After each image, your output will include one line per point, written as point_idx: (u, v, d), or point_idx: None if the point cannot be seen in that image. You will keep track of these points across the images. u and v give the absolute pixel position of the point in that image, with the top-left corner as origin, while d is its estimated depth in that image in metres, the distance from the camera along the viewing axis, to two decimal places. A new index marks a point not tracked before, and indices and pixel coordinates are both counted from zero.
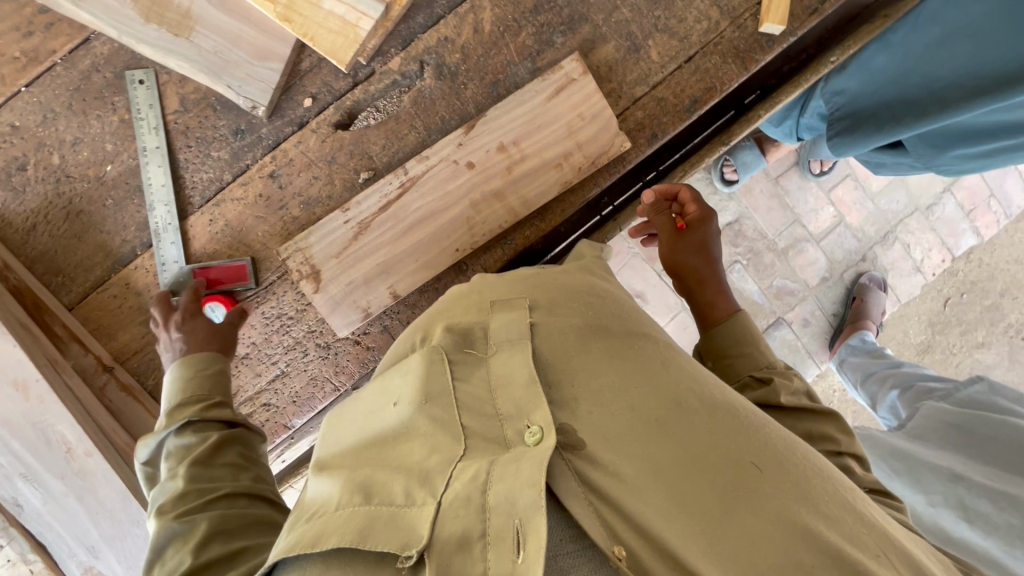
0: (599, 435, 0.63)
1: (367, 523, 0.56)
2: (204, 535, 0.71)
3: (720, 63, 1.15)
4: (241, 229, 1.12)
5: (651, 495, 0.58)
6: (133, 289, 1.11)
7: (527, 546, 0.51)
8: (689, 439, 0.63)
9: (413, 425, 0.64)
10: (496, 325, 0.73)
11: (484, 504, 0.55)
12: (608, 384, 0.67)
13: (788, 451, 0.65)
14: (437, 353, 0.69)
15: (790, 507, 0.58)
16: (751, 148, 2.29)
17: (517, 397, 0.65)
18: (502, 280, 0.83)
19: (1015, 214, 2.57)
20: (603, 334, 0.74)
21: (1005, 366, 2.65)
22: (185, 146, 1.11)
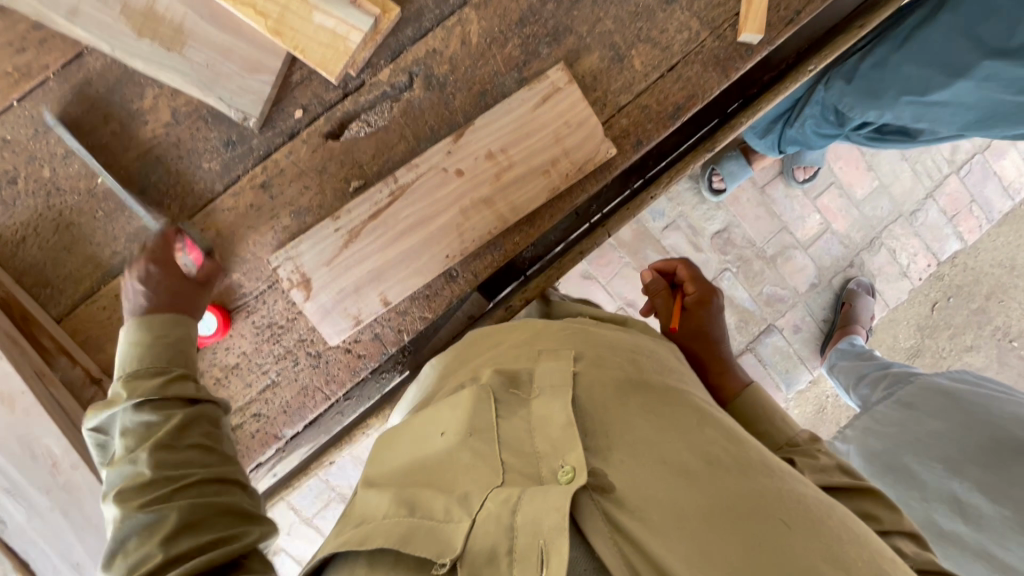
0: (631, 484, 0.70)
1: (408, 531, 0.66)
2: (173, 527, 0.73)
3: (701, 71, 1.18)
4: (232, 240, 1.13)
5: (671, 537, 0.64)
6: (124, 300, 1.11)
7: (551, 564, 0.59)
8: (713, 490, 0.69)
9: (455, 452, 0.75)
10: (541, 372, 0.85)
11: (512, 524, 0.63)
12: (641, 438, 0.76)
13: (811, 511, 0.69)
14: (484, 392, 0.82)
15: (801, 560, 0.62)
16: (737, 157, 2.33)
17: (554, 437, 0.74)
18: (552, 333, 0.96)
19: (997, 218, 2.63)
20: (642, 391, 0.83)
21: (995, 368, 2.67)
22: (177, 158, 1.12)
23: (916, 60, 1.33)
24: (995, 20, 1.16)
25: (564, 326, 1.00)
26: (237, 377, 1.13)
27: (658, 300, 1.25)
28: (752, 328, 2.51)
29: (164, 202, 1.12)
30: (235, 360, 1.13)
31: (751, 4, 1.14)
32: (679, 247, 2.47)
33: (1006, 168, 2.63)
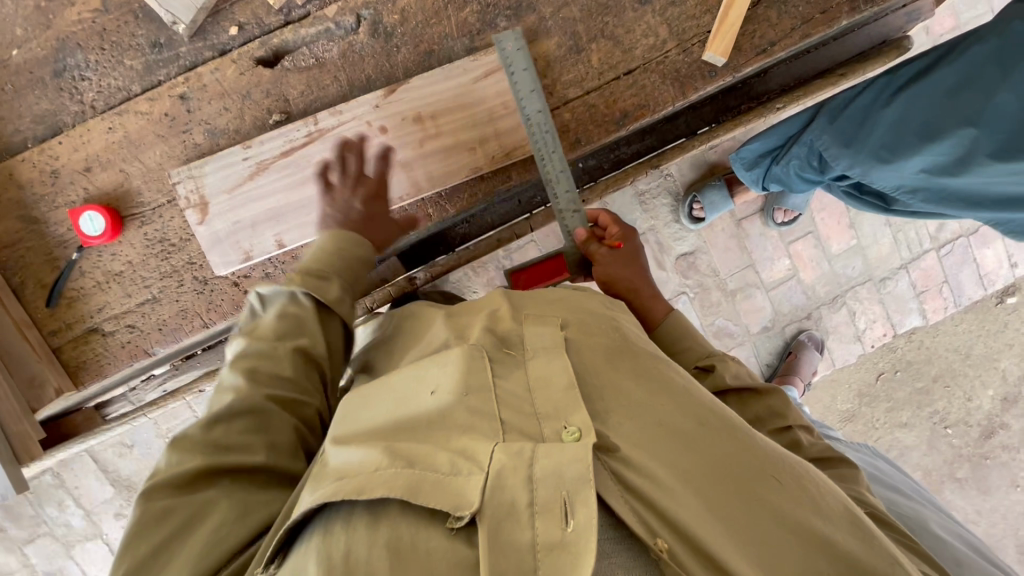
0: (636, 446, 0.68)
1: (412, 483, 0.59)
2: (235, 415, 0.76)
3: (658, 83, 1.13)
4: (139, 145, 1.09)
5: (683, 500, 0.64)
6: (17, 181, 1.09)
7: (577, 515, 0.57)
8: (712, 459, 0.69)
9: (449, 410, 0.67)
10: (529, 335, 0.79)
11: (530, 475, 0.60)
12: (634, 399, 0.73)
13: (796, 468, 0.74)
14: (477, 350, 0.74)
15: (797, 515, 0.67)
16: (719, 188, 2.26)
17: (555, 399, 0.70)
18: (538, 299, 0.89)
19: (964, 305, 2.60)
20: (628, 354, 0.80)
21: (922, 449, 2.68)
22: (98, 48, 1.08)
23: (893, 110, 1.25)
24: (978, 90, 1.11)
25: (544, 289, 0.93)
26: (118, 285, 1.11)
27: (592, 249, 1.09)
28: None
29: (76, 90, 1.08)
30: (120, 268, 1.11)
31: (724, 20, 1.08)
32: (642, 260, 2.43)
33: (988, 257, 2.59)
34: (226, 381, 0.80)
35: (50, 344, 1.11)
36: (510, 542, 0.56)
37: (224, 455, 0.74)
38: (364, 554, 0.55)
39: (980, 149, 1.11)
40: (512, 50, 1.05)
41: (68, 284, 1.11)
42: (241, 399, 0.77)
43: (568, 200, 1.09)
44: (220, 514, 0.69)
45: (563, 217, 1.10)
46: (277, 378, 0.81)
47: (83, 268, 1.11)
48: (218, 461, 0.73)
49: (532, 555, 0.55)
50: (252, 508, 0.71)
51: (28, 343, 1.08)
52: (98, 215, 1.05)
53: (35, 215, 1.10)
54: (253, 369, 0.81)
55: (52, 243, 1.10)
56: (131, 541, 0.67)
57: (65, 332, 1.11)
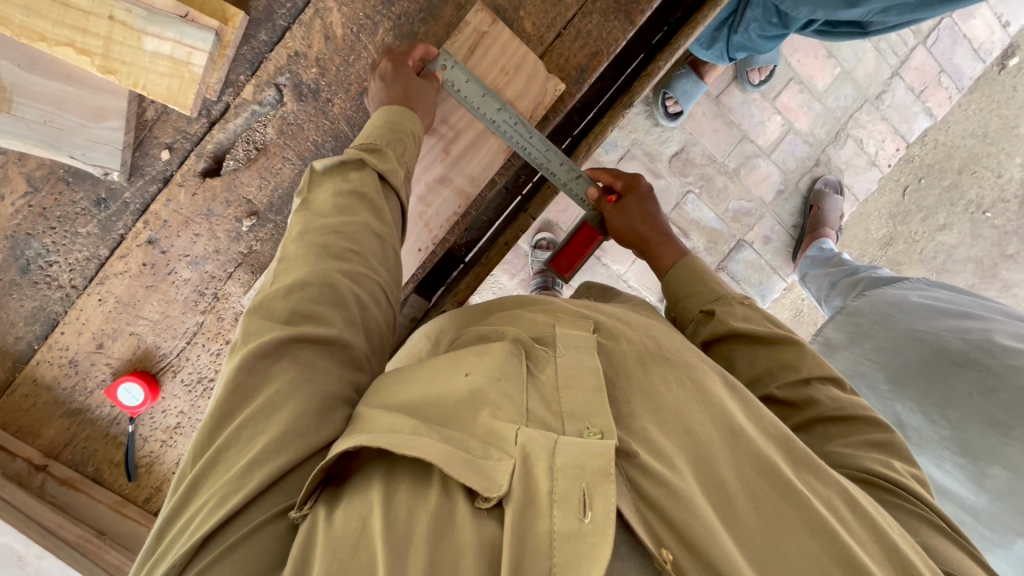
0: (653, 457, 0.57)
1: (446, 455, 0.53)
2: (313, 295, 0.68)
3: (602, 21, 1.04)
4: (134, 303, 1.07)
5: (702, 511, 0.54)
6: (43, 383, 1.09)
7: (594, 508, 0.50)
8: (742, 464, 0.59)
9: (481, 393, 0.60)
10: (563, 332, 0.70)
11: (552, 465, 0.53)
12: (660, 401, 0.63)
13: (851, 490, 0.60)
14: (517, 346, 0.67)
15: (845, 545, 0.54)
16: (689, 74, 2.14)
17: (580, 398, 0.61)
18: (570, 302, 0.80)
19: (968, 85, 2.48)
20: (664, 356, 0.69)
21: (969, 243, 2.64)
22: (48, 229, 1.03)
23: None
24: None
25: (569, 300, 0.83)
26: (182, 435, 1.14)
27: (605, 207, 1.06)
28: (721, 248, 2.45)
29: (50, 277, 1.05)
30: (175, 420, 1.13)
31: None
32: None
33: (976, 28, 2.45)
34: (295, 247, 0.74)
35: (150, 510, 1.17)
36: (532, 531, 0.49)
37: (301, 325, 0.66)
38: (406, 516, 0.51)
39: None
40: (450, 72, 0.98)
41: (138, 454, 1.13)
42: (313, 271, 0.70)
43: (568, 171, 1.07)
44: (290, 411, 0.60)
45: (568, 187, 1.07)
46: (352, 254, 0.74)
47: (144, 434, 1.12)
48: (307, 332, 0.66)
49: (549, 544, 0.48)
50: (332, 406, 0.63)
51: (132, 519, 1.13)
52: (132, 383, 1.05)
53: (76, 406, 1.10)
54: (328, 244, 0.74)
55: (104, 424, 1.12)
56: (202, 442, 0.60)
57: (157, 495, 1.17)
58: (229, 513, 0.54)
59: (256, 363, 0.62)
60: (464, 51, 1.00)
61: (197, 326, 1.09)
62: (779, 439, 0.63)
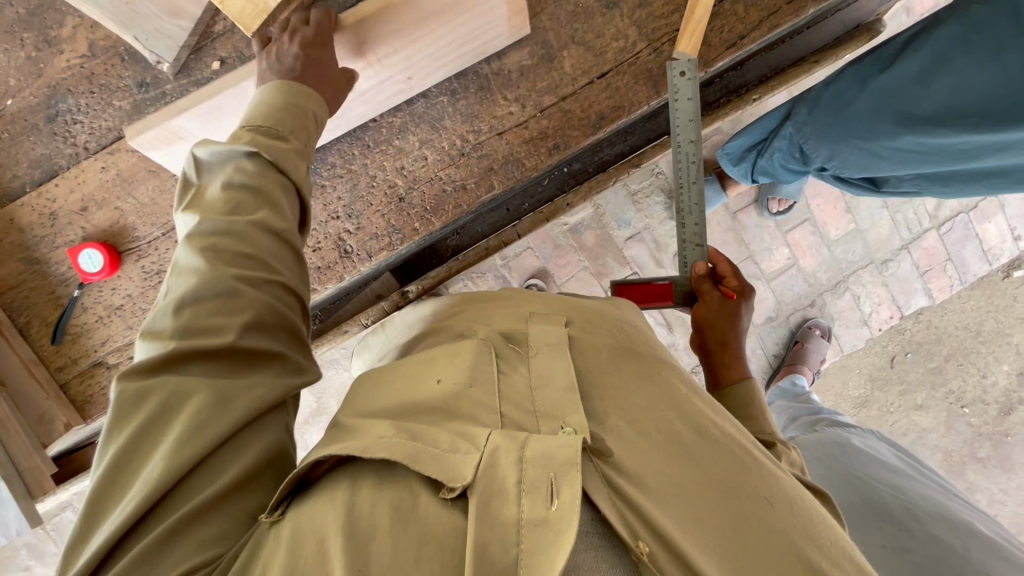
0: (624, 451, 0.66)
1: (412, 453, 0.59)
2: (196, 298, 0.68)
3: (631, 84, 1.15)
4: (131, 181, 1.13)
5: (672, 509, 0.63)
6: (17, 225, 1.13)
7: (562, 496, 0.55)
8: (708, 466, 0.68)
9: (458, 399, 0.68)
10: (536, 331, 0.79)
11: (521, 456, 0.58)
12: (635, 398, 0.73)
13: (800, 498, 0.70)
14: (487, 346, 0.75)
15: (793, 539, 0.64)
16: (713, 183, 2.28)
17: (556, 398, 0.69)
18: (543, 300, 0.90)
19: (971, 281, 2.57)
20: (633, 355, 0.80)
21: (940, 431, 2.64)
22: (87, 92, 1.12)
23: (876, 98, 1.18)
24: (943, 71, 1.03)
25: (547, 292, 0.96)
26: (119, 318, 1.15)
27: (704, 287, 1.11)
28: None
29: (69, 133, 1.12)
30: (120, 301, 1.14)
31: (690, 21, 1.08)
32: (640, 258, 2.38)
33: (989, 231, 2.56)
34: (183, 262, 0.72)
35: (57, 379, 1.14)
36: (498, 517, 0.54)
37: (194, 337, 0.66)
38: (368, 513, 0.56)
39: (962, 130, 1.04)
40: (684, 80, 1.09)
41: (71, 320, 1.14)
42: (206, 280, 0.68)
43: (694, 234, 1.18)
44: (190, 409, 0.62)
45: (684, 248, 1.18)
46: (244, 258, 0.72)
47: (85, 304, 1.14)
48: (197, 340, 0.66)
49: (516, 531, 0.54)
50: (231, 395, 0.65)
51: (36, 380, 1.11)
52: (96, 251, 1.08)
53: (36, 257, 1.13)
54: (217, 249, 0.71)
55: (53, 282, 1.13)
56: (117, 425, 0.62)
57: (72, 367, 1.14)
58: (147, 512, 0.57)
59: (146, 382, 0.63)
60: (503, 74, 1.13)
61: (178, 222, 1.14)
62: (736, 443, 0.73)
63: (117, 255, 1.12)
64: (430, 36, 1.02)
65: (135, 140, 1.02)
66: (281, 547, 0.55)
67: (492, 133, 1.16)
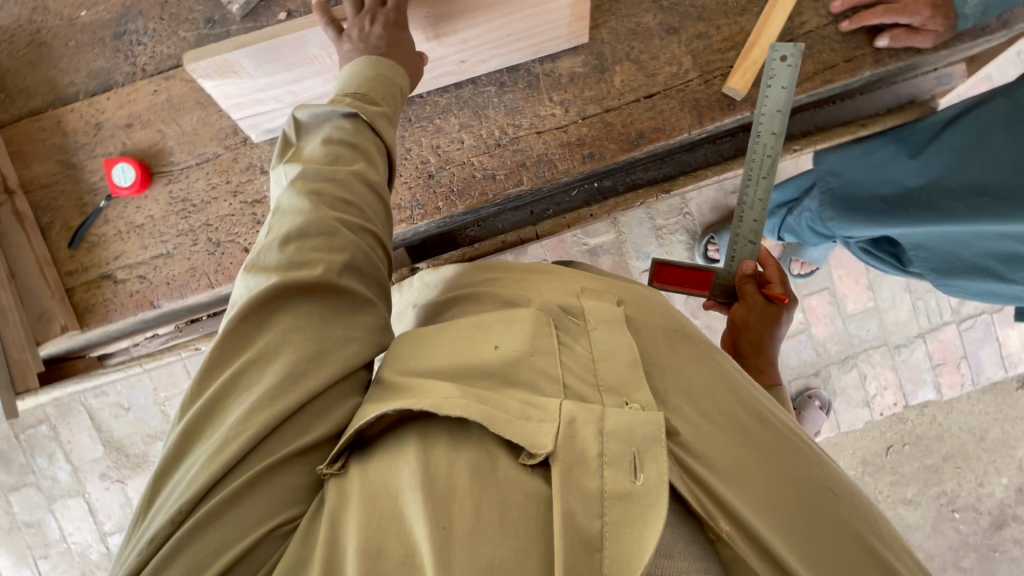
0: (692, 432, 0.67)
1: (486, 415, 0.59)
2: (294, 235, 0.70)
3: (676, 109, 1.16)
4: (179, 108, 1.16)
5: (742, 490, 0.64)
6: (63, 128, 1.17)
7: (646, 471, 0.56)
8: (770, 451, 0.70)
9: (520, 366, 0.67)
10: (591, 307, 0.77)
11: (602, 429, 0.59)
12: (694, 381, 0.74)
13: (842, 479, 0.76)
14: (545, 316, 0.73)
15: (846, 517, 0.69)
16: None
17: (619, 374, 0.68)
18: (588, 278, 0.89)
19: (983, 384, 2.51)
20: (686, 339, 0.81)
21: (925, 531, 2.54)
22: (157, 18, 1.16)
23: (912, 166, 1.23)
24: (979, 145, 1.10)
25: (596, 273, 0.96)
26: (136, 236, 1.17)
27: (747, 287, 1.10)
28: None
29: (131, 53, 1.17)
30: (141, 220, 1.17)
31: (745, 59, 1.13)
32: None
33: (1011, 338, 2.50)
34: (286, 205, 0.73)
35: (65, 283, 1.16)
36: (581, 487, 0.56)
37: (293, 272, 0.67)
38: (446, 471, 0.58)
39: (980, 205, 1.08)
40: (783, 64, 1.05)
41: (92, 229, 1.17)
42: (310, 220, 0.70)
43: (750, 230, 1.12)
44: (292, 352, 0.65)
45: (736, 244, 1.13)
46: (345, 203, 0.74)
47: (108, 216, 1.17)
48: (296, 275, 0.67)
49: (600, 501, 0.55)
50: (329, 344, 0.66)
51: (44, 279, 1.14)
52: (130, 166, 1.13)
53: (73, 162, 1.17)
54: (320, 193, 0.73)
55: (83, 189, 1.17)
56: (219, 362, 0.65)
57: (80, 274, 1.17)
58: (231, 460, 0.59)
59: (248, 324, 0.66)
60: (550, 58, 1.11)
61: (213, 156, 1.17)
62: (783, 426, 0.76)
63: (149, 175, 1.16)
64: (493, 30, 1.05)
65: (190, 64, 0.96)
66: (357, 502, 0.58)
67: (531, 130, 1.18)
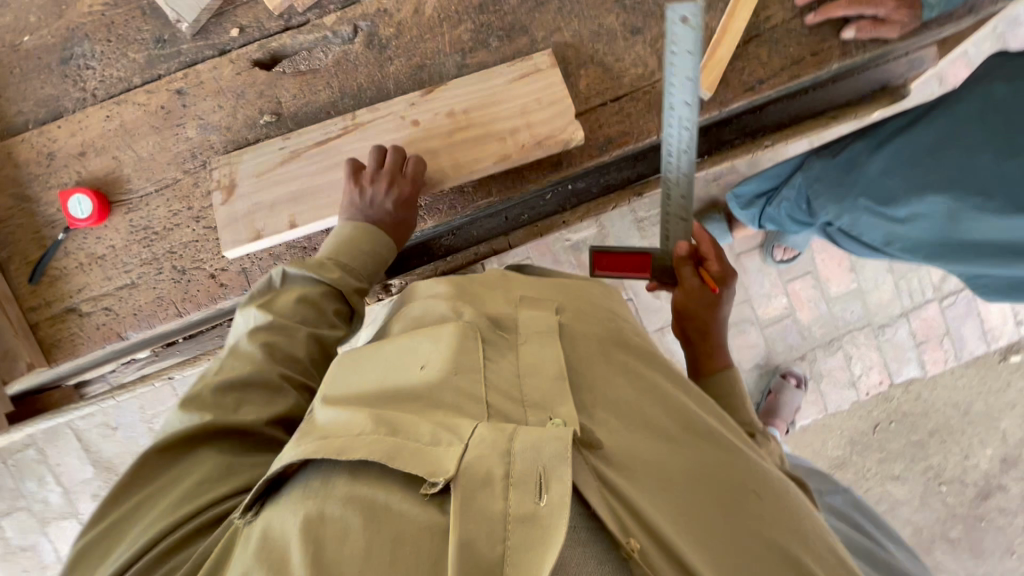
0: (615, 444, 0.68)
1: (391, 450, 0.60)
2: (238, 382, 0.81)
3: (643, 111, 1.14)
4: (133, 134, 1.13)
5: (660, 503, 0.65)
6: (14, 160, 1.13)
7: (551, 491, 0.57)
8: (695, 463, 0.71)
9: (440, 388, 0.68)
10: (526, 319, 0.79)
11: (508, 449, 0.59)
12: (622, 393, 0.75)
13: (777, 489, 0.75)
14: (473, 331, 0.74)
15: (769, 528, 0.69)
16: (719, 221, 2.24)
17: (545, 388, 0.70)
18: (535, 284, 0.91)
19: (966, 359, 2.54)
20: (621, 347, 0.82)
21: (914, 505, 2.59)
22: (104, 40, 1.12)
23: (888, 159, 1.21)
24: (952, 146, 1.10)
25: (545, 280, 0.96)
26: (99, 268, 1.14)
27: (684, 272, 1.04)
28: None
29: (80, 78, 1.13)
30: (103, 251, 1.14)
31: (712, 56, 1.11)
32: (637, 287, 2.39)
33: (993, 312, 2.53)
34: (241, 348, 0.85)
35: (28, 320, 1.14)
36: (485, 510, 0.56)
37: (227, 417, 0.77)
38: (339, 511, 0.57)
39: (960, 205, 1.09)
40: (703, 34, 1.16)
41: (52, 262, 1.14)
42: (254, 372, 0.82)
43: (678, 206, 1.01)
44: (203, 471, 0.73)
45: (665, 223, 1.03)
46: (290, 359, 0.86)
47: (68, 248, 1.14)
48: (228, 421, 0.77)
49: (504, 526, 0.55)
50: (238, 467, 0.75)
51: (6, 316, 1.11)
52: (86, 197, 1.09)
53: (27, 194, 1.13)
54: (272, 345, 0.86)
55: (40, 222, 1.13)
56: (140, 476, 0.74)
57: (44, 309, 1.14)
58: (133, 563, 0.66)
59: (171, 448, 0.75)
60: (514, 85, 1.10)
61: (172, 182, 1.14)
62: (715, 437, 0.76)
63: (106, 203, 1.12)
64: None
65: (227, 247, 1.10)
66: (253, 543, 0.58)
67: None
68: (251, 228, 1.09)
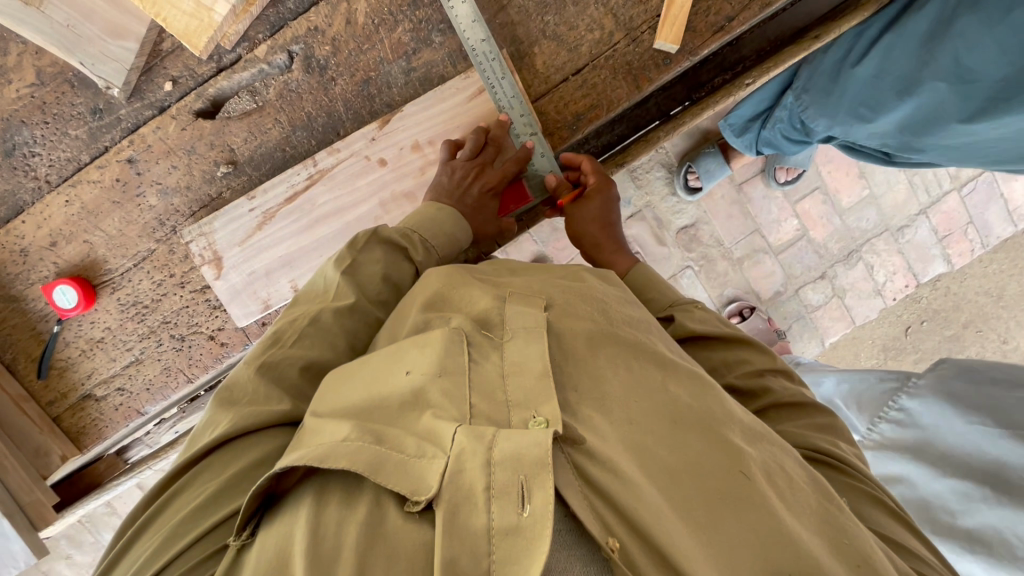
0: (598, 440, 0.65)
1: (374, 462, 0.59)
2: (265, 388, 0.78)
3: (609, 78, 1.06)
4: (97, 213, 1.11)
5: (649, 496, 0.61)
6: None
7: (533, 499, 0.55)
8: (688, 451, 0.67)
9: (422, 394, 0.66)
10: (512, 313, 0.75)
11: (489, 459, 0.58)
12: (607, 385, 0.71)
13: (790, 471, 0.69)
14: (455, 334, 0.72)
15: (776, 516, 0.62)
16: (716, 155, 2.12)
17: (528, 386, 0.67)
18: (520, 276, 0.86)
19: (993, 245, 2.45)
20: (612, 339, 0.76)
21: None
22: (41, 122, 1.07)
23: (876, 61, 1.07)
24: (949, 37, 0.95)
25: (529, 266, 0.91)
26: (101, 350, 1.15)
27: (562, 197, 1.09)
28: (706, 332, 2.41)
29: (29, 167, 1.09)
30: (100, 334, 1.14)
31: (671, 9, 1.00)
32: (641, 239, 2.34)
33: (1016, 190, 2.43)
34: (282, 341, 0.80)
35: (50, 414, 1.16)
36: (467, 527, 0.54)
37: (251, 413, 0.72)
38: (334, 533, 0.56)
39: (951, 104, 0.99)
40: None
41: (55, 355, 1.14)
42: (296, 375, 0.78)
43: (525, 125, 1.06)
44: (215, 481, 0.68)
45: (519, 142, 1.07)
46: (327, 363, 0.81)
47: (67, 338, 1.14)
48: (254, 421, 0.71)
49: (487, 540, 0.53)
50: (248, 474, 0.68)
51: (28, 416, 1.13)
52: (69, 287, 1.07)
53: (13, 294, 1.13)
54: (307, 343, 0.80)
55: (33, 319, 1.14)
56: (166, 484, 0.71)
57: (61, 401, 1.16)
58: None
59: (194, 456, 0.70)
60: (476, 96, 1.06)
61: (148, 252, 1.12)
62: (717, 418, 0.70)
63: (89, 288, 1.10)
64: None
65: (239, 319, 1.12)
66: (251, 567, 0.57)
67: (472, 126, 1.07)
68: (257, 299, 1.12)
